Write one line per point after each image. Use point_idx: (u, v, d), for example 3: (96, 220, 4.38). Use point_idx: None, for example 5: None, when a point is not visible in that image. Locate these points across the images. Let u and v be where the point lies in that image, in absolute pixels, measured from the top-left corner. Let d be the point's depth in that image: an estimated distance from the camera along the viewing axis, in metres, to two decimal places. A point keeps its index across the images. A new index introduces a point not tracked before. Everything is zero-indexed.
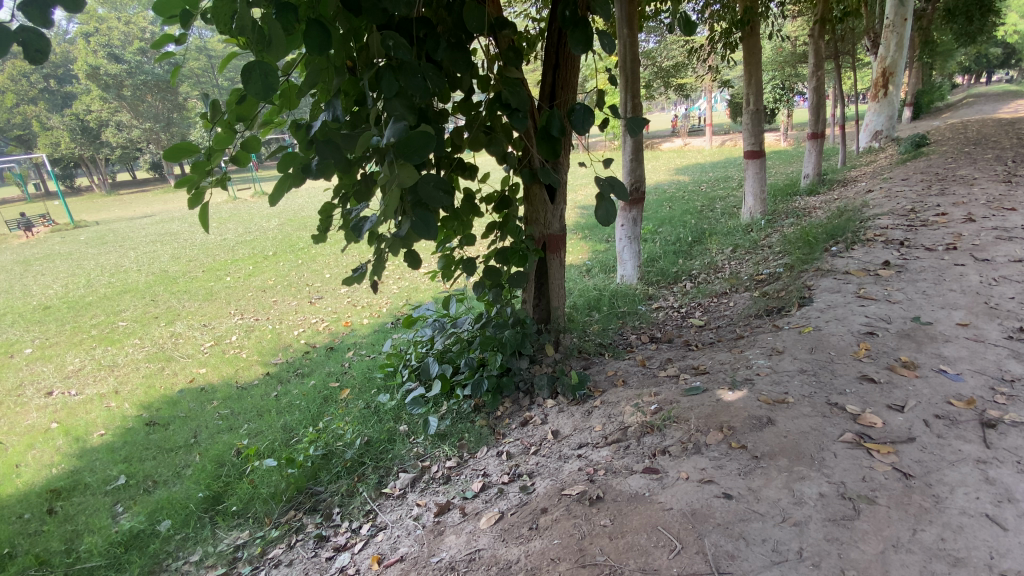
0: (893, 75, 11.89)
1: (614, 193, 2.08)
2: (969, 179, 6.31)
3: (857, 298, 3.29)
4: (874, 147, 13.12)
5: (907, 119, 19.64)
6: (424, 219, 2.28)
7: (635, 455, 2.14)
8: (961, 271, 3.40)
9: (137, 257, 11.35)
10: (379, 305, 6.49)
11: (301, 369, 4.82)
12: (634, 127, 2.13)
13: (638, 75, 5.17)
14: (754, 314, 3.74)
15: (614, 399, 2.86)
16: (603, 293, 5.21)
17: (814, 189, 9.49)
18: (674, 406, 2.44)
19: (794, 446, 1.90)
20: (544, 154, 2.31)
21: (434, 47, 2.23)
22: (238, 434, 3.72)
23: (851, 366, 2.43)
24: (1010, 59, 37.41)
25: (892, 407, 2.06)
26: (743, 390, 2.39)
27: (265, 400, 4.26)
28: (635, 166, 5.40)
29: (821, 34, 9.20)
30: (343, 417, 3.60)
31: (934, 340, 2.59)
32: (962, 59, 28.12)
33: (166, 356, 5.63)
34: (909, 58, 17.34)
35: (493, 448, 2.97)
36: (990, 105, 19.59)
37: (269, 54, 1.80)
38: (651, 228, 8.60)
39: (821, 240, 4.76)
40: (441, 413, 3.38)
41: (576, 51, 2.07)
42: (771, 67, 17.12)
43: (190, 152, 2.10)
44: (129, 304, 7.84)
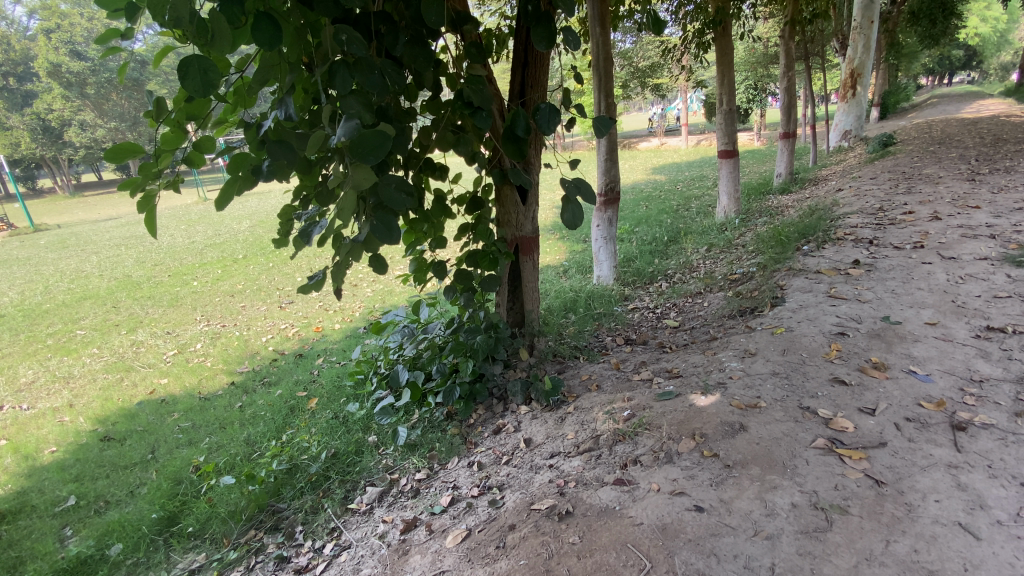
0: (861, 75, 12.12)
1: (581, 196, 2.01)
2: (935, 178, 6.45)
3: (828, 297, 3.29)
4: (844, 146, 13.40)
5: (874, 119, 20.12)
6: (385, 223, 2.17)
7: (606, 465, 2.08)
8: (929, 270, 3.44)
9: (99, 261, 10.91)
10: (351, 309, 6.33)
11: (267, 377, 4.65)
12: (602, 126, 2.04)
13: (611, 74, 5.12)
14: (728, 315, 3.72)
15: (587, 405, 2.80)
16: (579, 294, 5.15)
17: (787, 187, 9.63)
18: (646, 412, 2.38)
19: (766, 454, 1.85)
20: (509, 155, 2.22)
21: (394, 42, 2.13)
22: (198, 449, 3.54)
23: (822, 368, 2.41)
24: (971, 61, 38.68)
25: (863, 411, 2.04)
26: (715, 394, 2.35)
27: (228, 412, 4.08)
28: (609, 166, 5.36)
29: (791, 35, 9.32)
30: (309, 429, 3.47)
31: (903, 340, 2.59)
32: (927, 61, 29.00)
33: (126, 366, 5.39)
34: (876, 60, 17.77)
35: (463, 458, 2.88)
36: (953, 106, 20.16)
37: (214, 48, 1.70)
38: (627, 227, 8.60)
39: (793, 240, 4.78)
40: (411, 422, 3.28)
41: (539, 48, 1.98)
42: (744, 67, 17.37)
43: (134, 152, 1.97)
44: (89, 311, 7.49)
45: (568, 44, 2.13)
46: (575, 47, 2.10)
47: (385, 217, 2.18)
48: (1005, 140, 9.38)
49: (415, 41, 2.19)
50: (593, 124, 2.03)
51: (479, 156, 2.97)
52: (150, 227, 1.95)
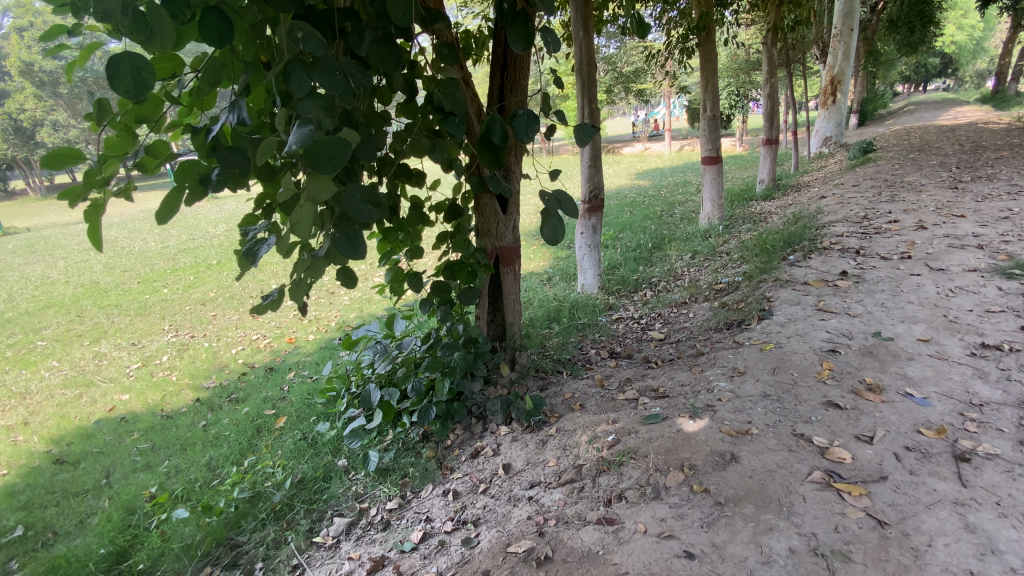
0: (841, 83, 12.26)
1: (563, 210, 1.86)
2: (917, 186, 6.47)
3: (817, 311, 3.19)
4: (825, 152, 13.52)
5: (853, 126, 20.51)
6: (349, 236, 1.99)
7: (589, 500, 1.92)
8: (918, 282, 3.36)
9: (66, 267, 10.46)
10: (328, 319, 6.10)
11: (235, 393, 4.42)
12: (584, 134, 1.89)
13: (595, 80, 5.00)
14: (715, 328, 3.61)
15: (569, 427, 2.64)
16: (562, 304, 5.01)
17: (770, 193, 9.64)
18: (631, 437, 2.24)
19: (760, 490, 1.72)
20: (485, 164, 2.05)
21: (358, 41, 1.95)
22: (155, 474, 3.30)
23: (815, 390, 2.29)
24: (945, 70, 39.63)
25: (860, 439, 1.92)
26: (703, 418, 2.21)
27: (191, 432, 3.84)
28: (593, 172, 5.24)
29: (774, 42, 9.38)
30: (275, 452, 3.27)
31: (897, 358, 2.49)
32: (902, 69, 29.71)
33: (85, 381, 5.09)
34: (855, 68, 18.08)
35: (439, 485, 2.70)
36: (929, 113, 20.60)
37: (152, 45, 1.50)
38: (611, 233, 8.50)
39: (779, 248, 4.71)
40: (384, 444, 3.10)
41: (516, 49, 1.82)
42: (727, 73, 17.49)
43: (71, 157, 1.76)
44: (51, 320, 7.12)
45: (548, 46, 1.98)
46: (555, 50, 1.96)
47: (349, 230, 2.00)
48: (982, 147, 9.53)
49: (383, 40, 2.02)
50: (575, 131, 1.88)
51: (457, 163, 2.79)
52: (92, 242, 1.73)
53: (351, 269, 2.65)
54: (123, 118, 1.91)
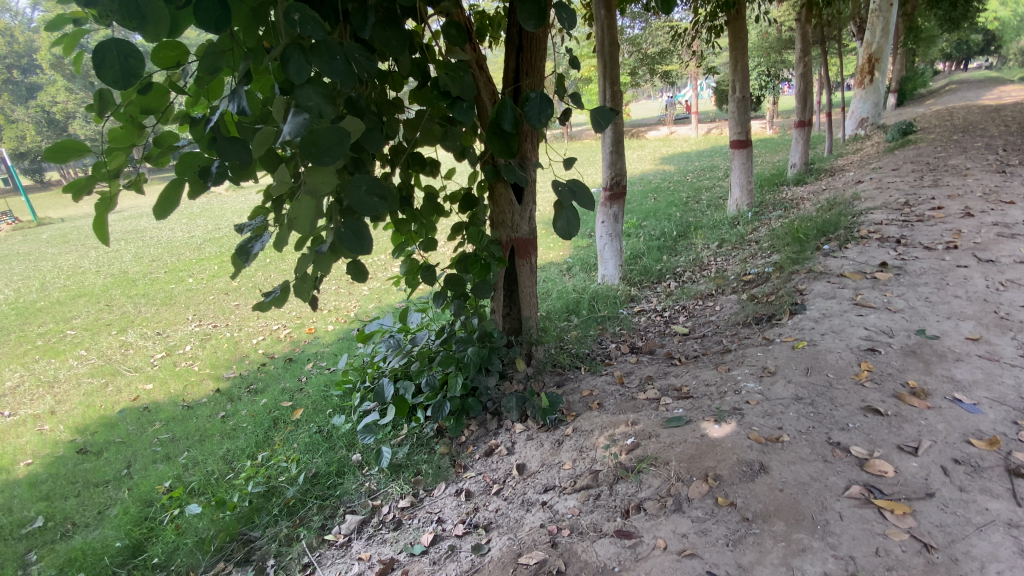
0: (879, 61, 11.65)
1: (578, 201, 1.73)
2: (961, 169, 6.09)
3: (854, 306, 2.99)
4: (860, 135, 12.92)
5: (891, 106, 19.58)
6: (354, 230, 1.91)
7: (605, 509, 1.82)
8: (966, 274, 3.13)
9: (97, 257, 10.73)
10: (346, 309, 6.09)
11: (254, 384, 4.43)
12: (602, 117, 1.75)
13: (617, 60, 4.80)
14: (742, 322, 3.43)
15: (587, 427, 2.53)
16: (582, 295, 4.88)
17: (802, 178, 9.24)
18: (652, 442, 2.12)
19: (791, 505, 1.58)
20: (495, 152, 1.93)
21: (361, 23, 1.82)
22: (174, 466, 3.33)
23: (852, 393, 2.13)
24: (992, 45, 37.48)
25: (903, 449, 1.76)
26: (730, 423, 2.08)
27: (210, 423, 3.86)
28: (615, 158, 5.05)
29: (808, 18, 8.94)
30: (290, 446, 3.25)
31: (943, 359, 2.30)
32: (944, 46, 28.21)
33: (112, 370, 5.19)
34: (894, 44, 17.19)
35: (452, 484, 2.63)
36: (973, 92, 19.46)
37: (148, 30, 1.39)
38: (634, 221, 8.27)
39: (812, 237, 4.47)
40: (399, 439, 3.05)
41: (527, 26, 1.68)
42: (757, 52, 16.83)
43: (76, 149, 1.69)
44: (82, 310, 7.31)
45: (563, 23, 1.83)
46: (571, 26, 1.81)
47: (353, 223, 1.93)
48: None
49: (390, 23, 1.90)
50: (592, 115, 1.74)
51: (470, 151, 2.67)
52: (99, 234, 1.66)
53: (361, 263, 2.58)
54: (127, 110, 1.84)
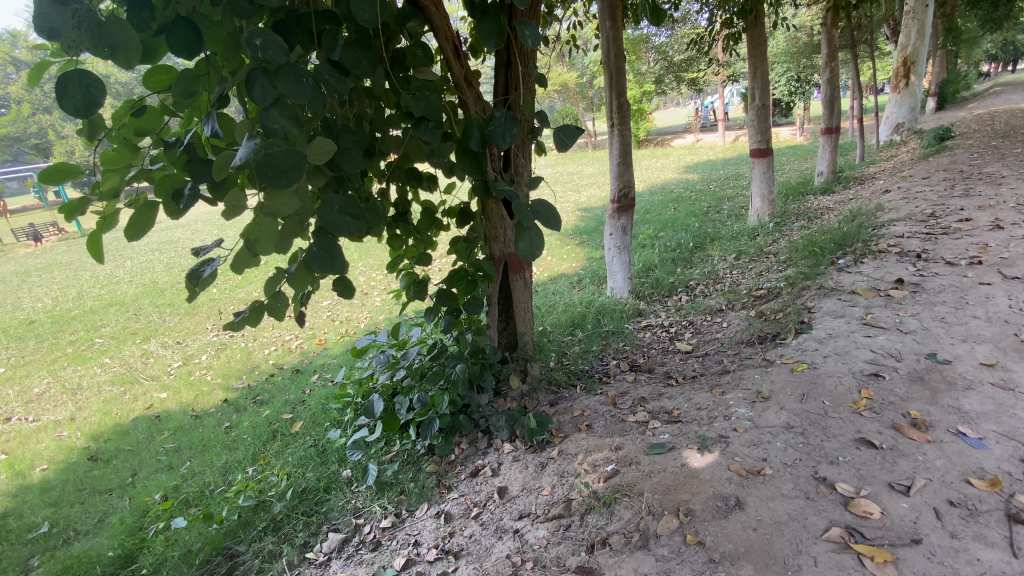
0: (915, 64, 11.18)
1: (541, 221, 1.73)
2: (997, 177, 5.77)
3: (863, 326, 2.83)
4: (895, 140, 12.41)
5: (930, 110, 18.77)
6: (326, 249, 1.92)
7: (572, 542, 1.77)
8: (988, 292, 2.92)
9: (131, 267, 11.18)
10: (358, 320, 6.15)
11: (261, 395, 4.50)
12: (566, 135, 1.74)
13: (624, 71, 4.74)
14: (747, 342, 3.29)
15: (572, 450, 2.45)
16: (588, 309, 4.80)
17: (828, 187, 8.92)
18: (631, 470, 2.04)
19: (763, 547, 1.49)
20: (465, 171, 1.92)
21: (332, 44, 1.79)
22: (174, 476, 3.41)
23: (848, 423, 2.00)
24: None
25: (894, 488, 1.63)
26: (712, 452, 1.97)
27: (214, 433, 3.94)
28: (623, 170, 4.97)
29: (835, 22, 8.69)
30: (285, 459, 3.28)
31: (952, 387, 2.13)
32: (990, 47, 26.91)
33: (131, 378, 5.36)
34: (933, 47, 16.51)
35: (434, 505, 2.59)
36: (1021, 94, 18.44)
37: (119, 60, 1.43)
38: (651, 232, 8.13)
39: (828, 250, 4.28)
40: (390, 455, 3.04)
41: (488, 45, 1.70)
42: (785, 57, 16.45)
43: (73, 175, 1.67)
44: (111, 318, 7.60)
45: (527, 41, 1.81)
46: (536, 42, 1.80)
47: (325, 243, 1.94)
48: None
49: (362, 44, 1.87)
50: (555, 133, 1.73)
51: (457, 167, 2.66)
52: (93, 253, 1.69)
53: (347, 279, 2.55)
54: (119, 131, 1.81)
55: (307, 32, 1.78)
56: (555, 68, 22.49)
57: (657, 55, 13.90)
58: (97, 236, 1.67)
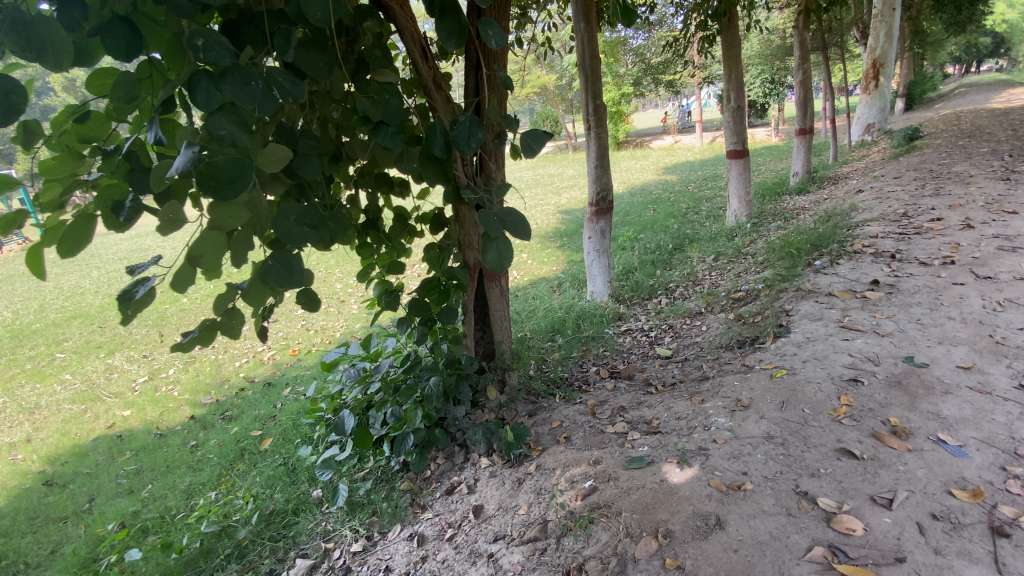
0: (883, 66, 11.42)
1: (509, 231, 1.65)
2: (966, 176, 5.88)
3: (841, 329, 2.81)
4: (866, 140, 12.66)
5: (899, 110, 19.25)
6: (283, 262, 1.82)
7: (549, 569, 1.69)
8: (962, 292, 2.93)
9: (98, 277, 10.79)
10: (333, 329, 5.99)
11: (229, 411, 4.33)
12: (533, 142, 1.68)
13: (599, 73, 4.70)
14: (726, 346, 3.25)
15: (549, 465, 2.38)
16: (568, 314, 4.73)
17: (803, 187, 9.03)
18: (609, 486, 1.97)
19: (744, 570, 1.42)
20: (430, 178, 1.81)
21: (285, 45, 1.66)
22: (135, 501, 3.24)
23: (828, 431, 1.95)
24: (1004, 47, 36.96)
25: (876, 501, 1.58)
26: (692, 466, 1.91)
27: (179, 453, 3.77)
28: (601, 173, 4.93)
29: (806, 25, 8.80)
30: (253, 480, 3.14)
31: (930, 392, 2.11)
32: (953, 49, 27.79)
33: (93, 396, 5.12)
34: (901, 49, 16.91)
35: (407, 526, 2.49)
36: (983, 95, 19.03)
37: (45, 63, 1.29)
38: (630, 234, 8.11)
39: (804, 251, 4.27)
40: (363, 473, 2.92)
41: (448, 46, 1.59)
42: (759, 59, 16.70)
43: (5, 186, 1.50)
44: (74, 332, 7.28)
45: (491, 41, 1.71)
46: (501, 42, 1.70)
47: (281, 255, 1.83)
48: None
49: (318, 46, 1.75)
50: (523, 140, 1.67)
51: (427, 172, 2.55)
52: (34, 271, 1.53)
53: (312, 291, 2.42)
54: (61, 138, 1.65)
55: (259, 33, 1.67)
56: (533, 70, 22.49)
57: (634, 57, 13.96)
58: (38, 252, 1.50)
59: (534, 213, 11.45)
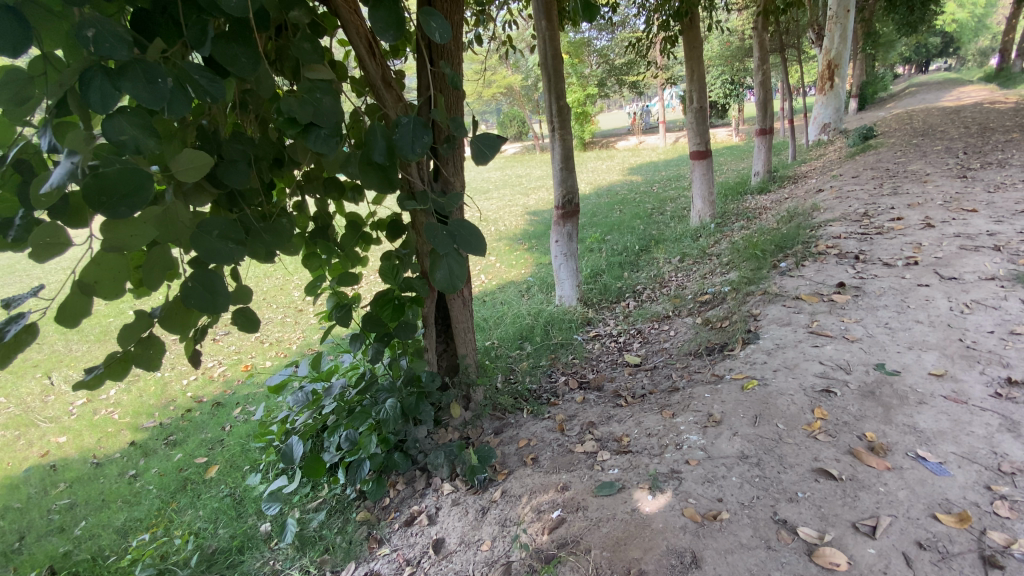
0: (838, 67, 11.74)
1: (461, 248, 1.48)
2: (921, 175, 6.02)
3: (810, 334, 2.75)
4: (823, 140, 13.02)
5: (852, 110, 19.95)
6: (205, 284, 1.59)
7: None
8: (927, 294, 2.92)
9: None
10: (290, 342, 5.69)
11: (173, 435, 4.01)
12: (486, 147, 1.53)
13: (562, 73, 4.58)
14: (695, 353, 3.17)
15: (516, 491, 2.22)
16: (536, 320, 4.59)
17: (765, 186, 9.18)
18: (579, 517, 1.82)
19: None
20: (372, 187, 1.62)
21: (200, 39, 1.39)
22: (70, 539, 2.84)
23: (804, 449, 1.86)
24: (946, 49, 38.84)
25: (859, 529, 1.49)
26: (665, 493, 1.78)
27: (115, 485, 3.43)
28: (566, 175, 4.81)
29: (765, 26, 8.93)
30: (194, 514, 2.87)
31: (904, 403, 2.05)
32: (901, 52, 29.06)
33: (26, 421, 4.63)
34: (853, 51, 17.50)
35: (363, 564, 2.30)
36: (929, 95, 19.93)
37: None
38: (598, 235, 8.05)
39: (770, 252, 4.25)
40: (316, 503, 2.70)
41: (386, 38, 1.41)
42: (720, 61, 17.02)
43: None
44: None
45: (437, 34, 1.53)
46: (446, 35, 1.52)
47: (204, 275, 1.60)
48: (989, 130, 9.06)
49: (240, 37, 1.50)
50: (475, 144, 1.52)
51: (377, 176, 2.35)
52: None
53: (251, 311, 2.17)
54: None
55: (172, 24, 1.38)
56: (499, 69, 22.32)
57: (598, 57, 13.98)
58: None
59: (501, 215, 11.30)
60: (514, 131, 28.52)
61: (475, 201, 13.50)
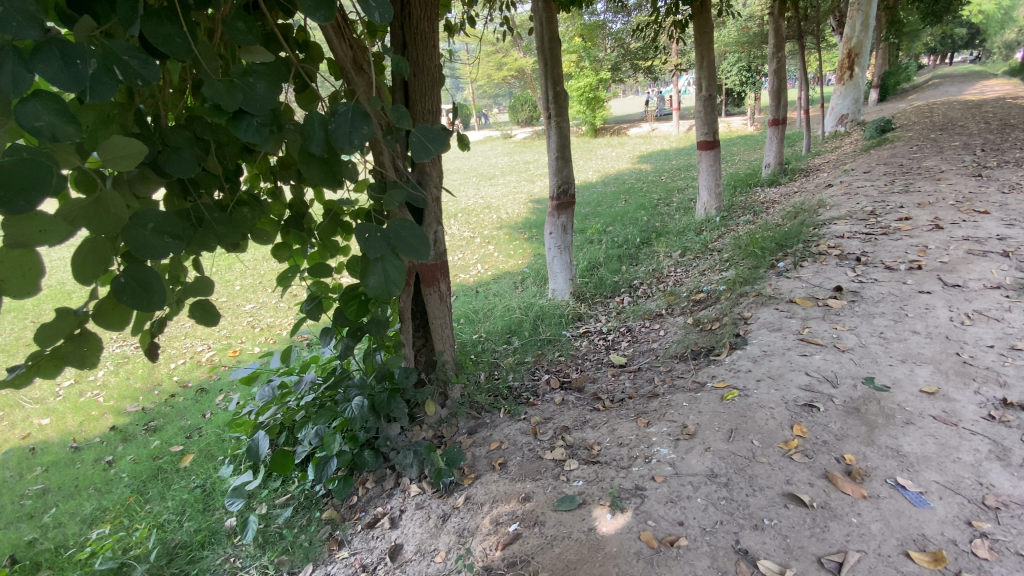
0: (858, 56, 11.33)
1: (397, 250, 1.41)
2: (935, 172, 5.77)
3: (800, 342, 2.61)
4: (839, 131, 12.62)
5: (872, 101, 19.33)
6: (139, 279, 1.36)
7: None
8: (927, 302, 2.77)
9: None
10: (280, 328, 5.64)
11: (154, 421, 3.99)
12: (428, 141, 1.45)
13: (559, 57, 4.40)
14: (680, 356, 3.04)
15: (479, 499, 2.14)
16: (525, 314, 4.47)
17: (775, 179, 8.90)
18: (534, 533, 1.74)
19: None
20: (314, 179, 1.52)
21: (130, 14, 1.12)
22: (31, 528, 2.85)
23: (777, 470, 1.75)
24: (976, 38, 37.47)
25: (824, 565, 1.40)
26: (625, 512, 1.68)
27: (90, 471, 3.41)
28: (562, 165, 4.65)
29: (782, 12, 8.60)
30: (160, 507, 2.83)
31: (889, 422, 1.93)
32: (927, 41, 28.10)
33: (10, 402, 4.60)
34: (875, 39, 16.91)
35: (320, 567, 2.24)
36: (954, 87, 19.24)
37: None
38: (600, 226, 7.87)
39: (769, 251, 4.07)
40: (284, 498, 2.64)
41: (315, 19, 1.27)
42: (737, 47, 16.51)
43: None
44: None
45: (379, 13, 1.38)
46: (387, 15, 1.30)
47: (138, 269, 1.37)
48: (1011, 125, 8.72)
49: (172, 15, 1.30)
50: (415, 137, 1.44)
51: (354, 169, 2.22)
52: None
53: (209, 303, 2.00)
54: None
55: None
56: (511, 53, 21.90)
57: (611, 42, 13.58)
58: None
59: (504, 202, 11.11)
60: (525, 116, 28.06)
61: (480, 186, 13.30)
